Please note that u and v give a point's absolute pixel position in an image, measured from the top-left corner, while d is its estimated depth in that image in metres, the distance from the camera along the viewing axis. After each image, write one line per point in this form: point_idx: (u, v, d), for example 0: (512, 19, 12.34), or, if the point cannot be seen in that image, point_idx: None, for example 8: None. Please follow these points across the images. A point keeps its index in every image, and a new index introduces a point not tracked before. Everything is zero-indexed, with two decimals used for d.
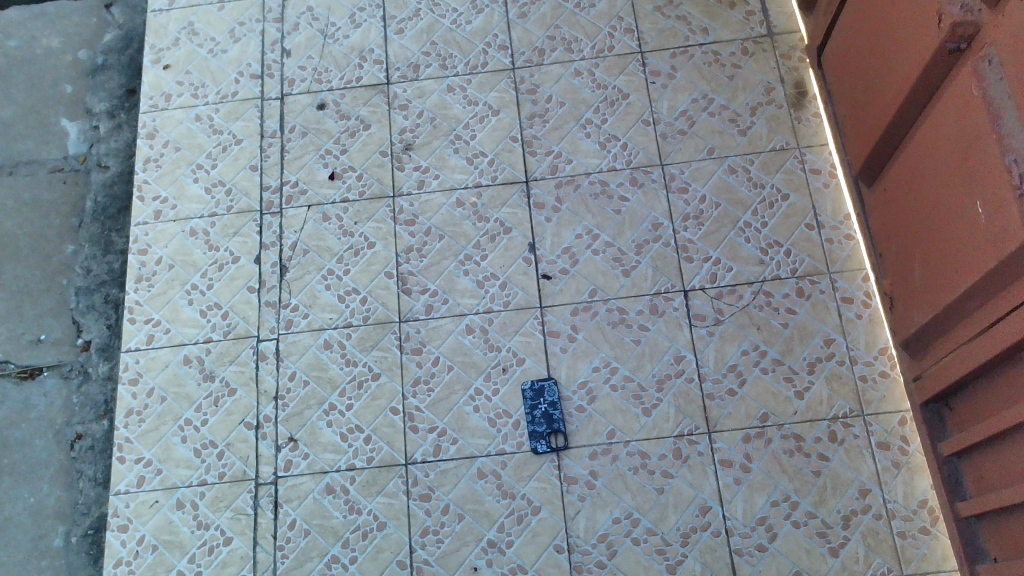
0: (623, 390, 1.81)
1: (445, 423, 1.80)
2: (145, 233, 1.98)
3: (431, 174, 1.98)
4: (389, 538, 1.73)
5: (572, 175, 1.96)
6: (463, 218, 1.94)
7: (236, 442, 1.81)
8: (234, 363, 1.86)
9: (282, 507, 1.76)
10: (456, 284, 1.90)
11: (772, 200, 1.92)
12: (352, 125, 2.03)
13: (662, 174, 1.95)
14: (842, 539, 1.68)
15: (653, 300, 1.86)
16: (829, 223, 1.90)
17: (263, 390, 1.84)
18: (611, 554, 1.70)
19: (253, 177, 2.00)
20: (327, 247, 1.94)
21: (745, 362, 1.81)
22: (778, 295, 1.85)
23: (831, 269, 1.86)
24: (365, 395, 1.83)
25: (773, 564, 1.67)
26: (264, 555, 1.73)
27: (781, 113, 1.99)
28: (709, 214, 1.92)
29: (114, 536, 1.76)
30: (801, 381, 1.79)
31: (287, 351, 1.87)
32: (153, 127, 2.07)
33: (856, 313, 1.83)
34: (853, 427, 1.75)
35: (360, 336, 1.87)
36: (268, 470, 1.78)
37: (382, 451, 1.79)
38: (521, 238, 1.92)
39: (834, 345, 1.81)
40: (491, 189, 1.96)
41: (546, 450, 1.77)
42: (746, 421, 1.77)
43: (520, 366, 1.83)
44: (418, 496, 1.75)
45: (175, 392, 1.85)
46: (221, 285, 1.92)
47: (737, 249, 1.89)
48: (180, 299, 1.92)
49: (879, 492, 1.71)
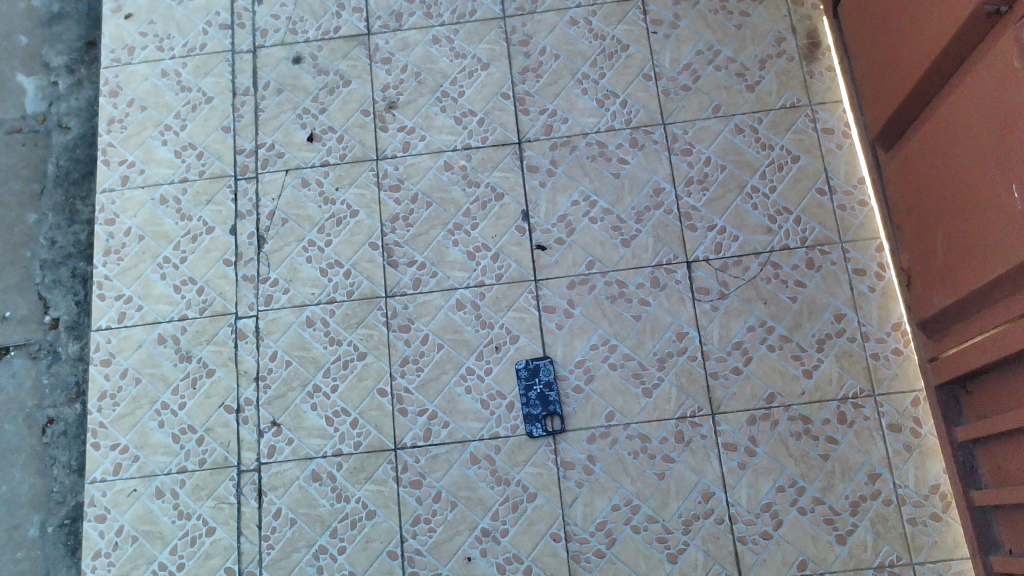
0: (623, 369, 1.72)
1: (436, 405, 1.72)
2: (112, 202, 1.85)
3: (417, 135, 1.85)
4: (379, 527, 1.67)
5: (568, 135, 1.83)
6: (451, 183, 1.82)
7: (216, 426, 1.72)
8: (211, 342, 1.76)
9: (267, 496, 1.69)
10: (445, 255, 1.79)
11: (781, 162, 1.79)
12: (330, 81, 1.89)
13: (665, 135, 1.82)
14: (850, 526, 1.63)
15: (654, 273, 1.76)
16: (842, 188, 1.77)
17: (243, 370, 1.75)
18: (610, 543, 1.64)
19: (226, 139, 1.86)
20: (307, 216, 1.82)
21: (750, 339, 1.72)
22: (787, 266, 1.74)
23: (843, 238, 1.75)
24: (351, 376, 1.74)
25: (779, 552, 1.63)
26: (248, 545, 1.67)
27: (792, 67, 1.84)
28: (714, 178, 1.79)
29: (92, 526, 1.69)
30: (810, 359, 1.70)
31: (267, 329, 1.76)
32: (117, 84, 1.92)
33: (869, 286, 1.73)
34: (863, 409, 1.68)
35: (344, 312, 1.77)
36: (251, 457, 1.71)
37: (370, 436, 1.71)
38: (514, 204, 1.80)
39: (845, 321, 1.72)
40: (481, 152, 1.83)
41: (542, 434, 1.69)
42: (751, 402, 1.69)
43: (514, 345, 1.74)
44: (409, 482, 1.69)
45: (150, 373, 1.76)
46: (196, 258, 1.81)
47: (743, 217, 1.77)
48: (152, 273, 1.80)
49: (889, 477, 1.65)
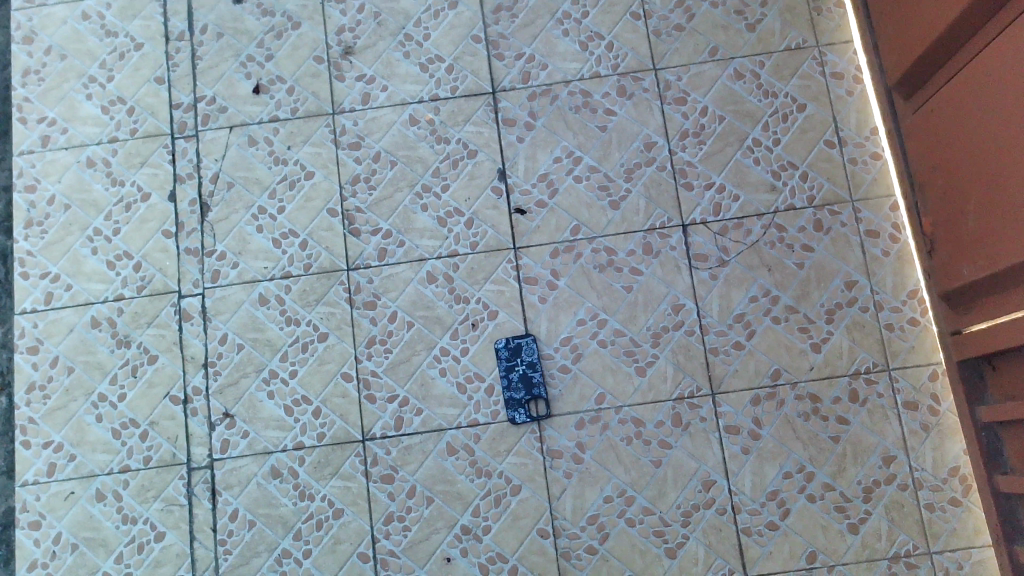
0: (614, 346, 1.55)
1: (407, 390, 1.55)
2: (32, 166, 1.63)
3: (377, 85, 1.64)
4: (347, 527, 1.51)
5: (548, 83, 1.63)
6: (418, 139, 1.62)
7: (161, 420, 1.54)
8: (152, 325, 1.57)
9: (221, 496, 1.52)
10: (413, 222, 1.60)
11: (786, 112, 1.61)
12: (278, 23, 1.66)
13: (656, 82, 1.63)
14: (863, 514, 1.50)
15: (646, 238, 1.58)
16: (853, 139, 1.60)
17: (189, 356, 1.56)
18: (603, 538, 1.50)
19: (160, 92, 1.64)
20: (256, 179, 1.61)
21: (753, 310, 1.56)
22: (792, 229, 1.58)
23: (854, 196, 1.58)
24: (311, 360, 1.56)
25: (786, 544, 1.49)
26: (203, 551, 1.50)
27: (797, 3, 1.65)
28: (711, 131, 1.61)
29: (26, 535, 1.51)
30: (818, 332, 1.55)
31: (215, 309, 1.57)
32: (31, 29, 1.68)
33: (882, 249, 1.57)
34: (877, 385, 1.53)
35: (301, 288, 1.58)
36: (202, 453, 1.53)
37: (334, 427, 1.54)
38: (489, 163, 1.61)
39: (856, 289, 1.56)
40: (450, 103, 1.63)
41: (526, 420, 1.53)
42: (755, 380, 1.54)
43: (493, 322, 1.56)
44: (379, 477, 1.52)
45: (84, 361, 1.56)
46: (131, 229, 1.60)
47: (744, 174, 1.60)
48: (81, 248, 1.60)
49: (905, 460, 1.51)
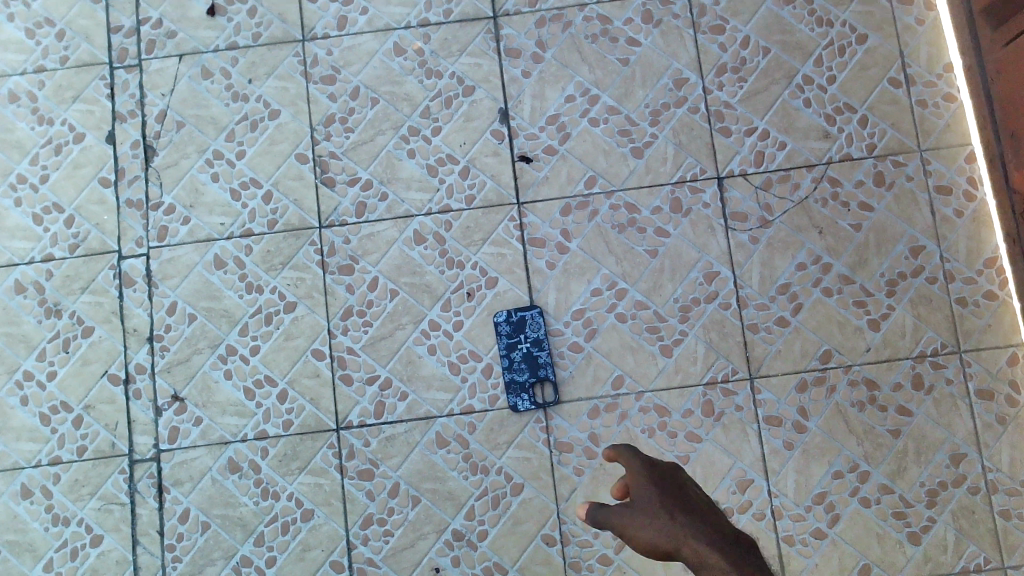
0: (635, 321, 1.31)
1: (390, 371, 1.31)
2: None
3: (356, 7, 1.38)
4: (318, 531, 1.28)
5: (559, 7, 1.37)
6: (404, 71, 1.36)
7: (98, 403, 1.30)
8: (87, 291, 1.32)
9: (169, 494, 1.29)
10: (397, 170, 1.34)
11: (842, 44, 1.36)
12: None
13: (688, 6, 1.37)
14: (926, 522, 1.27)
15: (674, 193, 1.33)
16: (922, 77, 1.35)
17: (131, 328, 1.31)
18: (619, 548, 1.27)
19: (96, 13, 1.38)
20: (212, 118, 1.36)
21: (800, 280, 1.31)
22: (848, 184, 1.33)
23: (922, 145, 1.33)
24: (277, 334, 1.32)
25: (835, 556, 1.26)
26: (147, 559, 1.27)
27: None
28: (754, 65, 1.35)
29: None
30: (877, 306, 1.31)
31: (161, 273, 1.33)
32: None
33: (955, 209, 1.32)
34: (946, 370, 1.30)
35: (264, 249, 1.33)
36: (147, 443, 1.29)
37: (303, 413, 1.30)
38: (489, 101, 1.35)
39: (923, 255, 1.32)
40: (443, 30, 1.37)
41: (530, 408, 1.29)
42: (802, 362, 1.30)
43: (491, 291, 1.32)
44: (356, 473, 1.29)
45: (6, 333, 1.32)
46: (61, 177, 1.35)
47: (792, 117, 1.34)
48: (3, 198, 1.34)
49: (976, 458, 1.28)
